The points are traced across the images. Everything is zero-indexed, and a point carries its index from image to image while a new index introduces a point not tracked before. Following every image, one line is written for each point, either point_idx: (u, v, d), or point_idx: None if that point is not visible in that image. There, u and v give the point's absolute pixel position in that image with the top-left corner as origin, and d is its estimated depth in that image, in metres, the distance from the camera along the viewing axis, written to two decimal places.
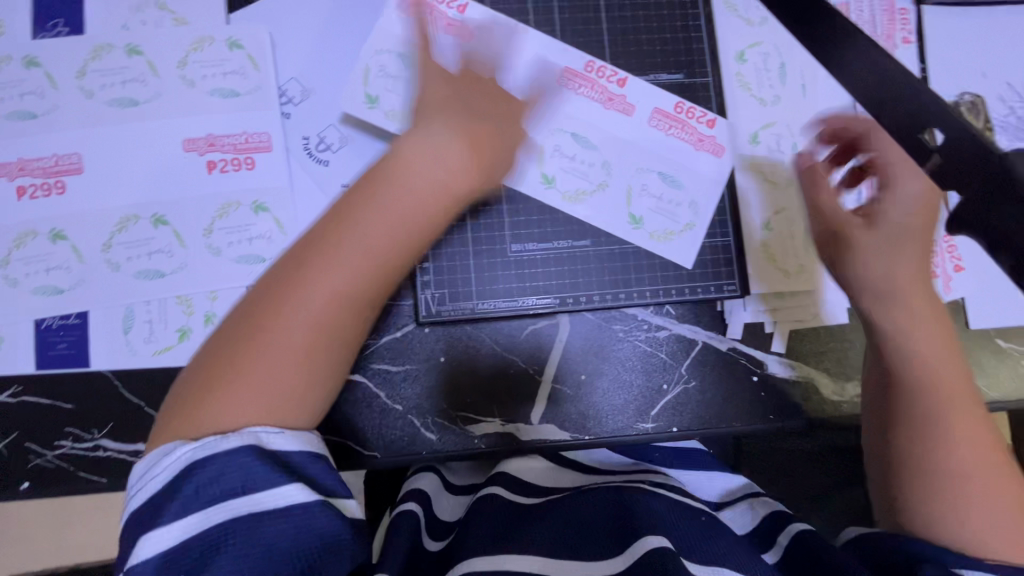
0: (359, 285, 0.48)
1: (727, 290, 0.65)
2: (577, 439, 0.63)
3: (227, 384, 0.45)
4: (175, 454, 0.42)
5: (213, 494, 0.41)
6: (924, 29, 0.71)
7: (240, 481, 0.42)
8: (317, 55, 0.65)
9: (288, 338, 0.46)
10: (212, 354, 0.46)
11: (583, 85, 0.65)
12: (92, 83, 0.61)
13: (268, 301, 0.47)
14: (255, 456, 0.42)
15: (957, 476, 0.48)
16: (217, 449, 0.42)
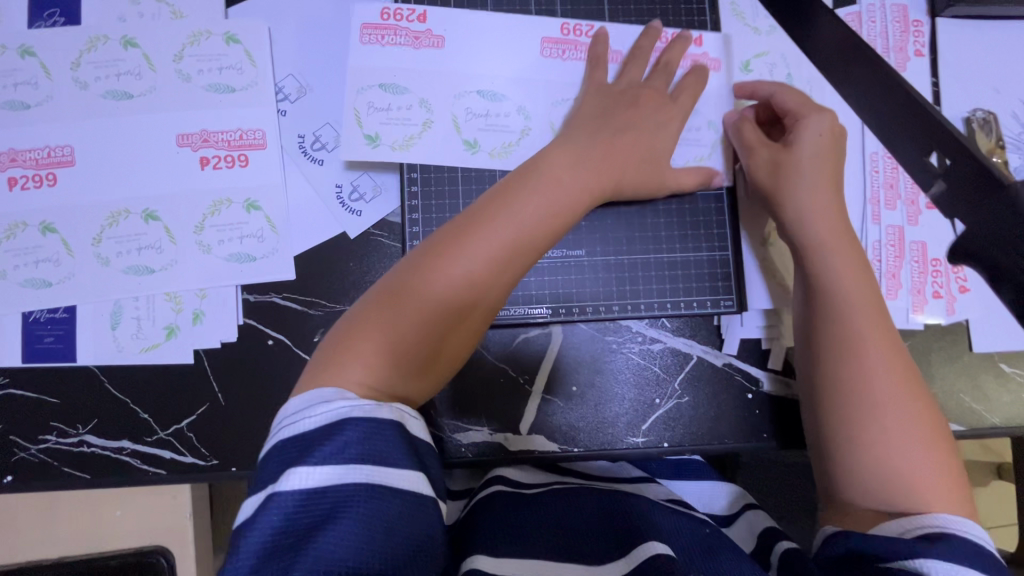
0: (495, 260, 0.51)
1: (723, 305, 0.63)
2: (566, 451, 0.63)
3: (372, 345, 0.47)
4: (306, 416, 0.43)
5: (332, 462, 0.40)
6: (936, 42, 0.69)
7: (350, 459, 0.41)
8: (315, 52, 0.64)
9: (422, 304, 0.49)
10: (381, 315, 0.49)
11: (556, 49, 0.64)
12: (86, 74, 0.60)
13: (426, 268, 0.50)
14: (356, 437, 0.42)
15: (869, 396, 0.50)
16: (299, 427, 0.43)
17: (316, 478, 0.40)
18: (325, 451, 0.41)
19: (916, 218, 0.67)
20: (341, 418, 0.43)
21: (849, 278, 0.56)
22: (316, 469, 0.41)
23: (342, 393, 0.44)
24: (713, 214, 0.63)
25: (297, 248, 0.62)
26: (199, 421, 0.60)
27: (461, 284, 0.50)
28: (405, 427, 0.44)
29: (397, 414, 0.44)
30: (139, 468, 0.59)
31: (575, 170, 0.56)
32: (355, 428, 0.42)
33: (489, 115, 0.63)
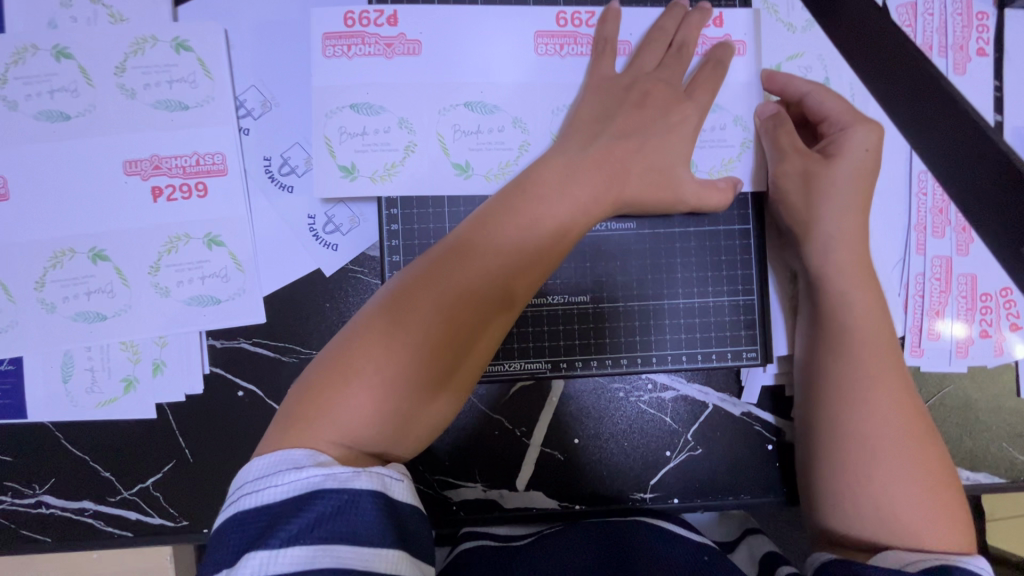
0: (502, 277, 0.42)
1: (745, 357, 0.56)
2: (566, 508, 0.57)
3: (356, 393, 0.38)
4: (268, 485, 0.34)
5: (299, 544, 0.32)
6: (1003, 37, 0.59)
7: (321, 539, 0.32)
8: (279, 60, 0.55)
9: (417, 333, 0.39)
10: (366, 352, 0.39)
11: (553, 44, 0.55)
12: (15, 93, 0.52)
13: (421, 289, 0.41)
14: (331, 510, 0.33)
15: (873, 438, 0.45)
16: (258, 500, 0.34)
17: (279, 565, 0.31)
18: (291, 530, 0.32)
19: (967, 247, 0.59)
20: (311, 489, 0.34)
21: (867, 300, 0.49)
22: (279, 555, 0.32)
23: (316, 456, 0.36)
24: (736, 250, 0.56)
25: (266, 288, 0.55)
26: (165, 480, 0.55)
27: (462, 315, 0.41)
28: (389, 500, 0.35)
29: (378, 482, 0.35)
30: (103, 530, 0.55)
31: (581, 179, 0.47)
32: (329, 499, 0.33)
33: (480, 132, 0.54)
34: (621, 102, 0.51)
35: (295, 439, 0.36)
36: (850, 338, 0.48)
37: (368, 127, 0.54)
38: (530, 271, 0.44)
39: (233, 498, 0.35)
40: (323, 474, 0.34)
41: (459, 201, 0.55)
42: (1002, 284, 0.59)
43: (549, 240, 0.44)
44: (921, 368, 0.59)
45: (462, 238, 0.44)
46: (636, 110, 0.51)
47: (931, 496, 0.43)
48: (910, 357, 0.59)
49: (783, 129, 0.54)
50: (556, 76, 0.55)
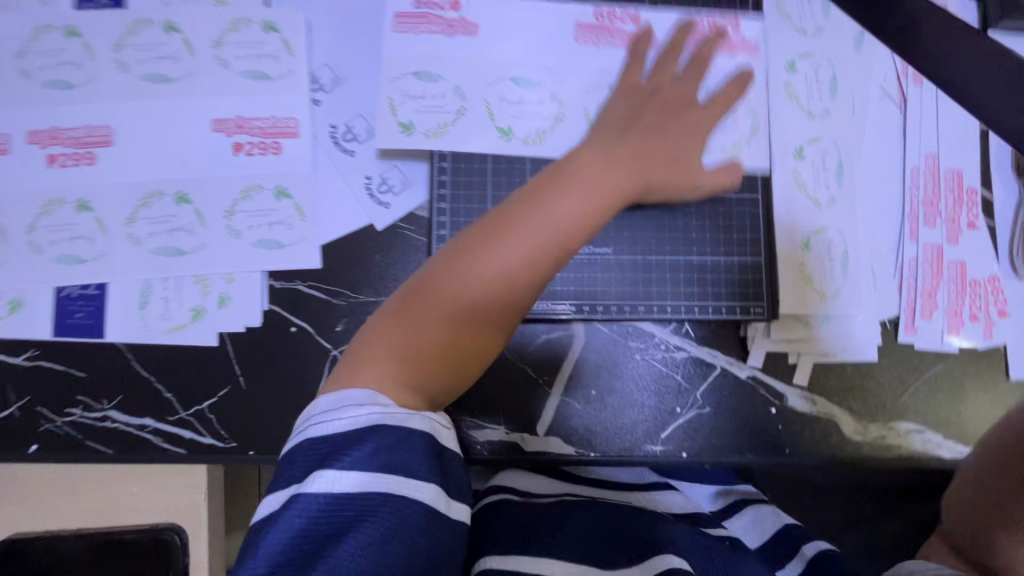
0: (525, 267, 0.46)
1: (752, 312, 0.62)
2: (581, 455, 0.62)
3: (406, 345, 0.45)
4: (336, 417, 0.41)
5: (358, 468, 0.39)
6: None
7: (380, 468, 0.40)
8: (353, 43, 0.64)
9: (451, 305, 0.46)
10: (416, 314, 0.46)
11: (590, 37, 0.64)
12: (128, 57, 0.61)
13: (454, 269, 0.46)
14: (387, 445, 0.40)
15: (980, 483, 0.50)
16: (323, 430, 0.41)
17: (343, 485, 0.39)
18: (351, 456, 0.39)
19: (956, 237, 0.65)
20: (371, 423, 0.41)
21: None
22: (344, 476, 0.39)
23: (375, 397, 0.42)
24: (745, 218, 0.63)
25: (323, 237, 0.62)
26: (219, 403, 0.60)
27: (473, 299, 0.46)
28: (436, 438, 0.44)
29: (429, 424, 0.44)
30: (160, 446, 0.60)
31: (611, 169, 0.52)
32: (387, 434, 0.41)
33: (524, 102, 0.62)
34: (646, 101, 0.58)
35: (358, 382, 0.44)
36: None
37: (422, 100, 0.62)
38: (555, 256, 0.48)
39: (303, 426, 0.42)
40: (382, 413, 0.41)
41: (502, 160, 0.62)
42: (989, 273, 0.65)
43: (574, 227, 0.48)
44: (915, 345, 0.64)
45: (495, 223, 0.48)
46: (662, 104, 0.58)
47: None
48: (904, 335, 0.64)
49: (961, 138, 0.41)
50: (592, 66, 0.63)
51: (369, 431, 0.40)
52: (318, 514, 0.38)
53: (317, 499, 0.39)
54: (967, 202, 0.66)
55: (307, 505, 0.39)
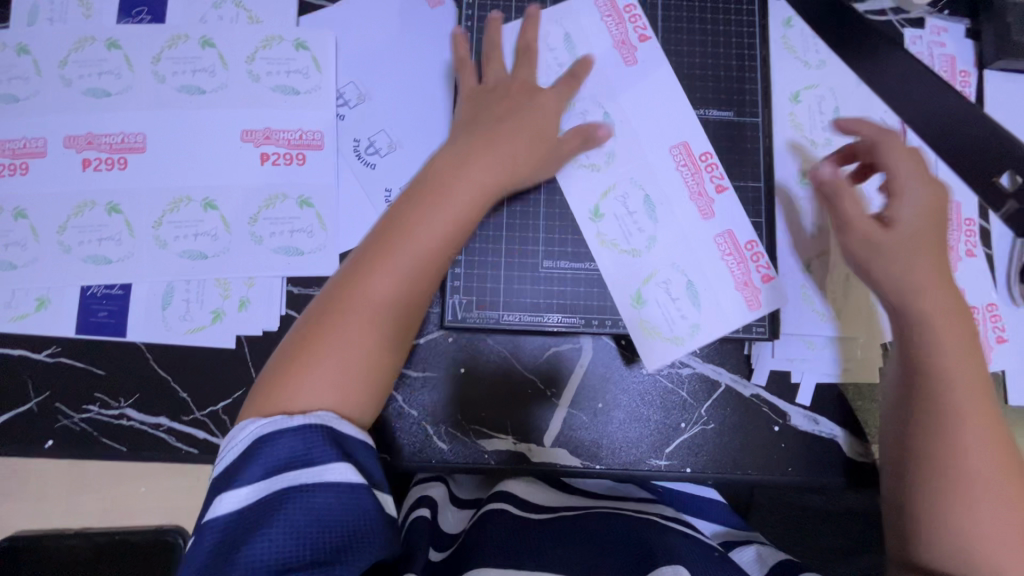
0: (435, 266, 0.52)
1: (755, 330, 0.63)
2: (587, 467, 0.63)
3: (320, 367, 0.49)
4: (229, 444, 0.47)
5: (259, 474, 0.45)
6: (983, 91, 0.70)
7: (269, 470, 0.45)
8: (378, 62, 0.67)
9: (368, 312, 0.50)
10: (325, 334, 0.50)
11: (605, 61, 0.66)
12: (165, 69, 0.64)
13: (368, 277, 0.51)
14: (273, 450, 0.45)
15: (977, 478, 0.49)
16: (224, 457, 0.46)
17: (239, 498, 0.44)
18: (255, 466, 0.45)
19: (955, 264, 0.67)
20: (255, 439, 0.46)
21: (957, 355, 0.52)
22: (238, 490, 0.44)
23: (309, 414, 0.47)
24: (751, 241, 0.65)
25: (343, 246, 0.64)
26: (234, 405, 0.62)
27: (416, 280, 0.52)
28: (332, 429, 0.47)
29: (318, 417, 0.46)
30: (173, 445, 0.61)
31: (469, 169, 0.56)
32: (270, 442, 0.45)
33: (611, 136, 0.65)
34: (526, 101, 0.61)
35: (272, 406, 0.48)
36: (949, 415, 0.51)
37: None
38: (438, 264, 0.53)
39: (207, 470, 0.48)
40: (266, 424, 0.46)
41: None
42: (988, 300, 0.67)
43: (445, 242, 0.53)
44: None
45: (382, 240, 0.52)
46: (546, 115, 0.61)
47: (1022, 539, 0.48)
48: None
49: (843, 194, 0.57)
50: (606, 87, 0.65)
51: (254, 446, 0.45)
52: (231, 522, 0.44)
53: (223, 517, 0.44)
54: (966, 230, 0.67)
55: (217, 519, 0.44)
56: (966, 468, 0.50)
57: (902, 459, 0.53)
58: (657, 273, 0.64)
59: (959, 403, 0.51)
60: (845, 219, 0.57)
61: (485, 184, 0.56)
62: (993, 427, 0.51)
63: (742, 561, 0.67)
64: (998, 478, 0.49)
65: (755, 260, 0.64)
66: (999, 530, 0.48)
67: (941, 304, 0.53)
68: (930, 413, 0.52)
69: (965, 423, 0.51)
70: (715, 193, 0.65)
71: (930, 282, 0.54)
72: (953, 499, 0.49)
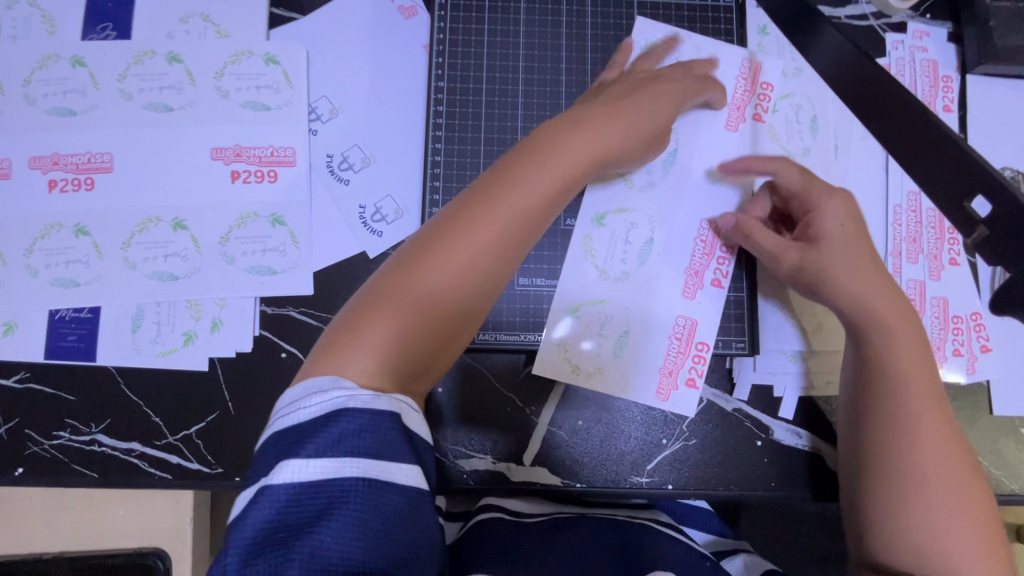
0: (508, 245, 0.48)
1: (736, 346, 0.63)
2: (567, 486, 0.62)
3: (389, 322, 0.45)
4: (301, 405, 0.41)
5: (331, 454, 0.39)
6: (966, 97, 0.69)
7: (346, 451, 0.39)
8: (350, 76, 0.66)
9: (435, 281, 0.46)
10: (404, 288, 0.46)
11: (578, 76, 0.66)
12: (132, 87, 0.63)
13: (442, 240, 0.47)
14: (355, 428, 0.40)
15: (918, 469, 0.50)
16: (292, 418, 0.41)
17: (312, 472, 0.39)
18: (324, 440, 0.40)
19: (938, 273, 0.66)
20: (336, 408, 0.41)
21: (907, 352, 0.53)
22: (312, 463, 0.39)
23: (339, 382, 0.42)
24: (729, 256, 0.64)
25: (316, 264, 0.63)
26: (207, 428, 0.61)
27: (488, 255, 0.47)
28: (405, 421, 0.43)
29: (396, 405, 0.43)
30: (146, 470, 0.60)
31: (575, 137, 0.52)
32: (354, 419, 0.40)
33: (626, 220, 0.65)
34: (620, 85, 0.60)
35: (328, 368, 0.44)
36: (898, 410, 0.52)
37: None
38: (525, 235, 0.49)
39: (267, 419, 0.43)
40: (346, 396, 0.41)
41: None
42: (972, 309, 0.66)
43: (535, 211, 0.48)
44: None
45: (471, 203, 0.48)
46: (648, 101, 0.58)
47: (970, 520, 0.48)
48: None
49: (754, 229, 0.60)
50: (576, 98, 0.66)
51: (333, 416, 0.40)
52: (289, 503, 0.39)
53: (284, 490, 0.39)
54: (949, 239, 0.67)
55: (276, 496, 0.39)
56: (917, 462, 0.50)
57: (859, 456, 0.53)
58: (605, 305, 0.63)
59: (910, 399, 0.52)
60: (768, 250, 0.59)
61: (586, 155, 0.51)
62: (944, 420, 0.51)
63: (732, 571, 0.64)
64: (949, 471, 0.49)
65: (696, 358, 0.63)
66: (954, 522, 0.48)
67: (892, 304, 0.54)
68: (883, 409, 0.52)
69: (919, 415, 0.51)
70: (709, 283, 0.64)
71: (874, 284, 0.55)
72: (903, 492, 0.49)
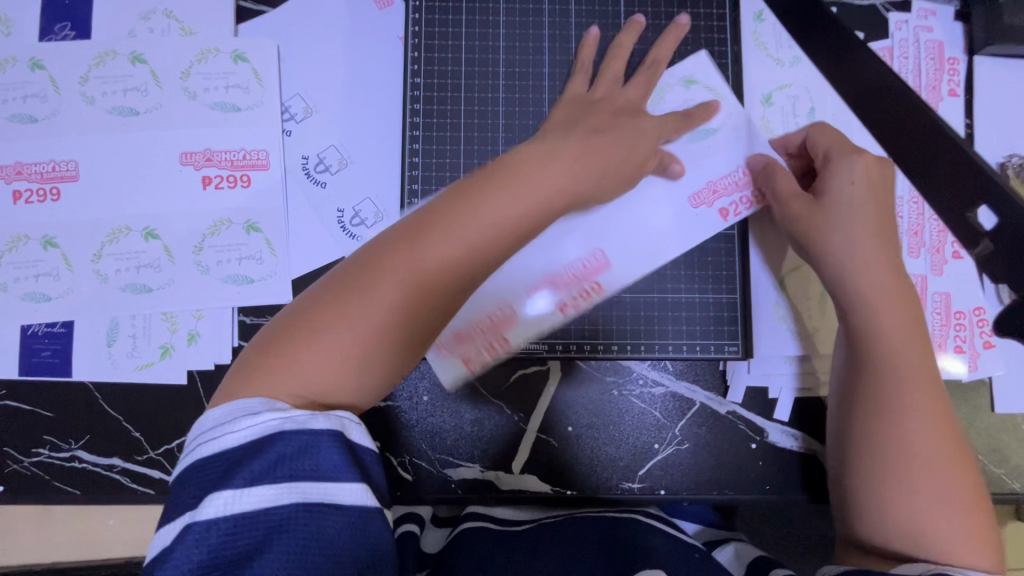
0: (472, 262, 0.45)
1: (727, 350, 0.60)
2: (558, 493, 0.61)
3: (331, 336, 0.42)
4: (227, 430, 0.38)
5: (266, 482, 0.37)
6: (973, 80, 0.65)
7: (282, 477, 0.37)
8: (323, 73, 0.63)
9: (383, 298, 0.42)
10: (348, 298, 0.43)
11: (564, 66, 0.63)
12: (95, 90, 0.60)
13: (399, 252, 0.44)
14: (291, 452, 0.38)
15: (912, 456, 0.47)
16: (219, 446, 0.38)
17: (245, 504, 0.36)
18: (257, 466, 0.37)
19: (941, 267, 0.64)
20: (271, 432, 0.38)
21: (897, 329, 0.50)
22: (244, 494, 0.36)
23: (270, 404, 0.40)
24: (723, 255, 0.61)
25: (294, 272, 0.61)
26: (189, 442, 0.59)
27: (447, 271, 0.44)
28: (346, 438, 0.40)
29: (337, 423, 0.40)
30: (129, 486, 0.59)
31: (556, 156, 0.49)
32: (289, 441, 0.38)
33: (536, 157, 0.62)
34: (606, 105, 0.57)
35: (257, 386, 0.41)
36: (889, 388, 0.49)
37: None
38: (491, 254, 0.45)
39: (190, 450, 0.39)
40: (281, 418, 0.38)
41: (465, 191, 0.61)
42: (975, 303, 0.63)
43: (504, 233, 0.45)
44: None
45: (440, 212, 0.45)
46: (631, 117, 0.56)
47: (965, 509, 0.46)
48: None
49: (778, 172, 0.59)
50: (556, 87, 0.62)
51: (266, 441, 0.38)
52: (223, 537, 0.36)
53: (213, 527, 0.36)
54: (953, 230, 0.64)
55: (204, 532, 0.36)
56: (906, 437, 0.48)
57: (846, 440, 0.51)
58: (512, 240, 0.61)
59: (893, 370, 0.50)
60: (780, 194, 0.58)
61: (570, 169, 0.49)
62: (936, 399, 0.49)
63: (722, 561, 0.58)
64: (941, 455, 0.47)
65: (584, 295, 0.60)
66: (938, 501, 0.46)
67: (888, 276, 0.52)
68: (869, 386, 0.50)
69: (903, 389, 0.49)
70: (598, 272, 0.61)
71: (873, 254, 0.52)
72: (891, 470, 0.48)
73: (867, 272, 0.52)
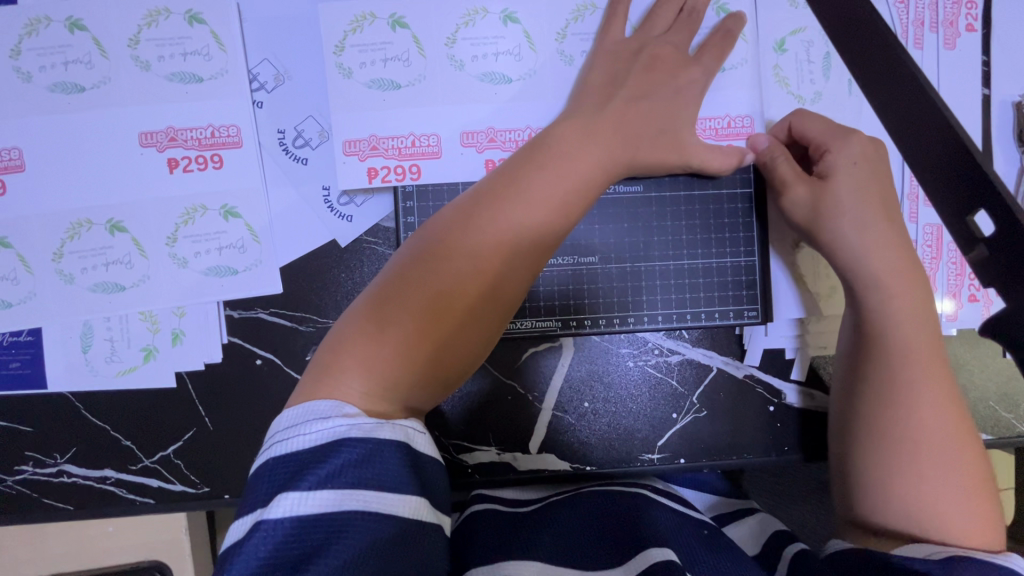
0: (523, 243, 0.44)
1: (746, 316, 0.59)
2: (576, 470, 0.59)
3: (395, 328, 0.40)
4: (299, 432, 0.36)
5: (328, 487, 0.34)
6: (991, 13, 0.61)
7: (347, 483, 0.34)
8: (290, 30, 0.55)
9: (443, 281, 0.42)
10: (410, 286, 0.42)
11: (566, 5, 0.55)
12: (29, 65, 0.53)
13: (451, 236, 0.43)
14: (355, 458, 0.35)
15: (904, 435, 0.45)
16: (289, 448, 0.36)
17: (309, 507, 0.33)
18: (320, 474, 0.34)
19: None
20: (338, 437, 0.36)
21: (908, 320, 0.47)
22: (310, 496, 0.33)
23: (343, 408, 0.37)
24: (739, 214, 0.58)
25: (280, 259, 0.56)
26: (185, 447, 0.56)
27: (500, 254, 0.43)
28: (412, 449, 0.37)
29: (401, 433, 0.37)
30: (125, 497, 0.55)
31: (591, 144, 0.49)
32: (355, 447, 0.35)
33: (489, 42, 0.54)
34: (626, 76, 0.52)
35: (331, 389, 0.38)
36: (903, 387, 0.46)
37: (373, 96, 0.54)
38: (541, 239, 0.45)
39: (266, 444, 0.37)
40: (349, 424, 0.36)
41: (461, 158, 0.55)
42: None
43: (542, 227, 0.45)
44: None
45: (481, 200, 0.45)
46: (644, 75, 0.52)
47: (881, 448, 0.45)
48: None
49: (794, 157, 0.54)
50: (555, 23, 0.55)
51: (333, 447, 0.35)
52: (286, 546, 0.33)
53: (279, 524, 0.33)
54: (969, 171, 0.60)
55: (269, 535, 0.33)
56: (914, 427, 0.44)
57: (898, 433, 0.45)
58: (471, 121, 0.55)
59: (912, 374, 0.46)
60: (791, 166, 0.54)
61: (608, 155, 0.49)
62: (942, 384, 0.46)
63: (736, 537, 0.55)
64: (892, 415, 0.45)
65: None
66: (953, 503, 0.42)
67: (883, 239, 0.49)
68: (879, 382, 0.47)
69: (915, 405, 0.45)
70: None
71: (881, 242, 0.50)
72: (891, 471, 0.44)
73: (878, 258, 0.49)
